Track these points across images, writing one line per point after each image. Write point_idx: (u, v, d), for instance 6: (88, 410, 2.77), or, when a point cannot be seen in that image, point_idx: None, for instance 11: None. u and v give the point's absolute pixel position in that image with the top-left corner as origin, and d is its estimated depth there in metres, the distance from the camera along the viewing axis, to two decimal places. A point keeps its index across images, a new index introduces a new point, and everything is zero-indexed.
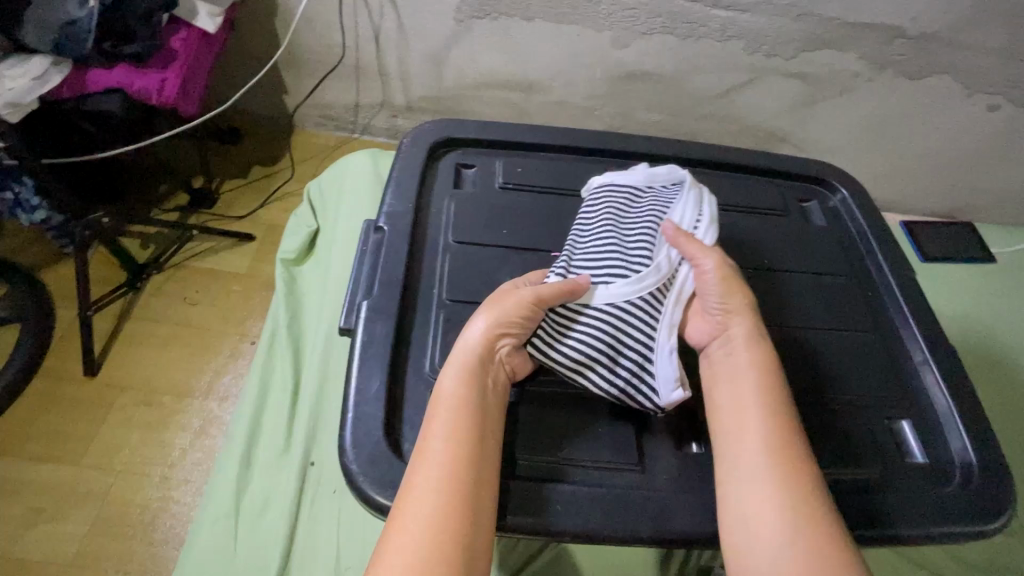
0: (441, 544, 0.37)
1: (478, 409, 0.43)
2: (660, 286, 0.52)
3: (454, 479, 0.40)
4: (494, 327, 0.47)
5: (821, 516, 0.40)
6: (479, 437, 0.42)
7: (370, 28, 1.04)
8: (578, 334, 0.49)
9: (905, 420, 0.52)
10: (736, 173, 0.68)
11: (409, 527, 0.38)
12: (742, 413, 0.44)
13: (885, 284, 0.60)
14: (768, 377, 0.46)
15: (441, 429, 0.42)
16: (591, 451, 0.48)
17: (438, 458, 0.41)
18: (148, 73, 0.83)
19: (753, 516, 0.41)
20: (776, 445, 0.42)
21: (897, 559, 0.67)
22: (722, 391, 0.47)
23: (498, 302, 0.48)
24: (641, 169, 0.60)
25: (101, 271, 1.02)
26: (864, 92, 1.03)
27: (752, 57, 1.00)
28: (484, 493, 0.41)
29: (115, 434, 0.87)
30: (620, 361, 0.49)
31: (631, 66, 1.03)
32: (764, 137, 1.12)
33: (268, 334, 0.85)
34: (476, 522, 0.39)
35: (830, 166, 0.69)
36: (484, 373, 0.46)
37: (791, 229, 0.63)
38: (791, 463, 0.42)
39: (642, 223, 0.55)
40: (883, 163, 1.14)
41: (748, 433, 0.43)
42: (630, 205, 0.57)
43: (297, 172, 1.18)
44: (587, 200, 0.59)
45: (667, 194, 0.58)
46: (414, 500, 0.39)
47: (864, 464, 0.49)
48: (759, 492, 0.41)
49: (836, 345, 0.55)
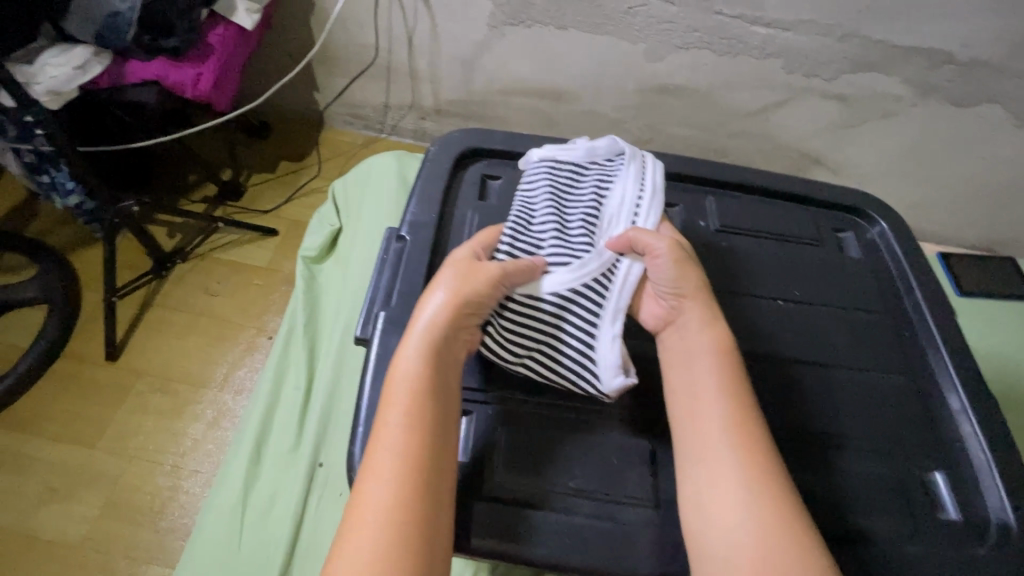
0: (402, 518, 0.38)
1: (434, 385, 0.43)
2: (604, 271, 0.52)
3: (412, 459, 0.40)
4: (458, 301, 0.47)
5: (771, 478, 0.42)
6: (436, 405, 0.43)
7: (404, 31, 1.04)
8: (526, 319, 0.50)
9: (939, 472, 0.50)
10: (767, 198, 0.65)
11: (371, 504, 0.38)
12: (700, 392, 0.46)
13: (923, 325, 0.57)
14: (723, 348, 0.48)
15: (398, 412, 0.42)
16: (575, 479, 0.47)
17: (395, 440, 0.41)
18: (183, 67, 0.84)
19: (710, 474, 0.43)
20: (732, 410, 0.45)
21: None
22: (681, 371, 0.48)
23: (463, 276, 0.48)
24: (582, 144, 0.59)
25: (128, 258, 1.04)
26: (906, 117, 0.99)
27: (790, 77, 0.97)
28: (442, 461, 0.41)
29: (131, 419, 0.88)
30: (557, 344, 0.49)
31: (664, 80, 1.02)
32: (798, 158, 1.09)
33: (286, 329, 0.86)
34: (437, 501, 0.40)
35: (869, 195, 0.66)
36: (443, 348, 0.45)
37: (826, 263, 0.60)
38: (746, 430, 0.44)
39: (584, 206, 0.55)
40: (920, 191, 1.10)
41: (703, 400, 0.46)
42: (570, 184, 0.57)
43: (324, 168, 1.19)
44: (529, 178, 0.58)
45: (609, 170, 0.58)
46: (372, 482, 0.39)
47: (888, 516, 0.47)
48: (721, 465, 0.43)
49: (864, 388, 0.53)
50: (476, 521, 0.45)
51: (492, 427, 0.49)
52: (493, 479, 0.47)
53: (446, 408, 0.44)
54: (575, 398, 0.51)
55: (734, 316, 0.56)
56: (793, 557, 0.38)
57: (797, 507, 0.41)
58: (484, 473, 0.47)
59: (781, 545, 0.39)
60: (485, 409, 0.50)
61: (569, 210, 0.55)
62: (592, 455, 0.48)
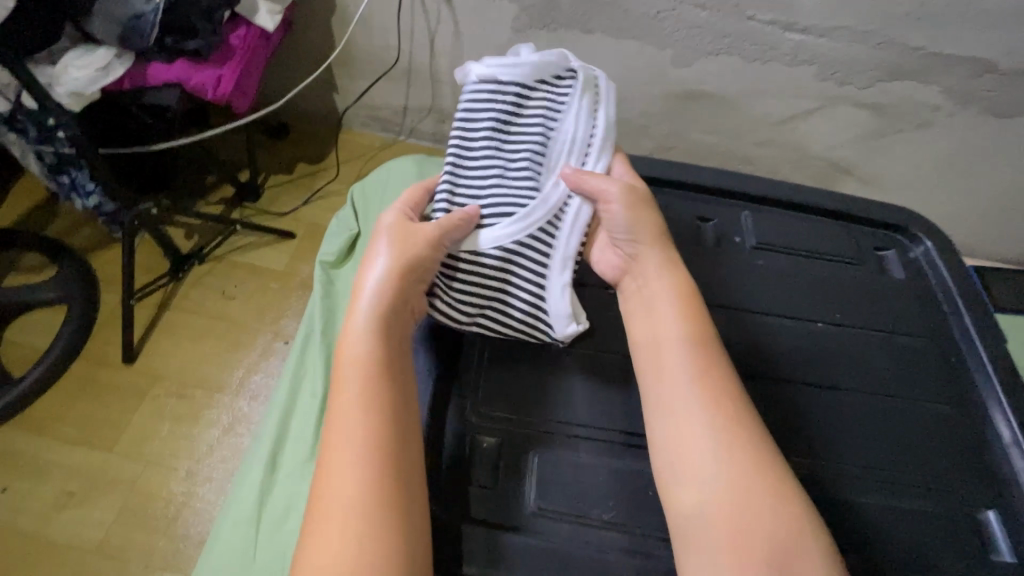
0: (372, 490, 0.42)
1: (385, 363, 0.48)
2: (552, 216, 0.55)
3: (375, 436, 0.44)
4: (399, 274, 0.50)
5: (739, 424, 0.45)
6: (389, 368, 0.48)
7: (425, 33, 1.02)
8: (477, 272, 0.54)
9: (990, 510, 0.47)
10: (804, 213, 0.63)
11: (341, 461, 0.43)
12: (668, 349, 0.49)
13: (973, 352, 0.55)
14: (683, 297, 0.51)
15: (355, 395, 0.45)
16: (564, 504, 0.47)
17: (355, 421, 0.44)
18: (205, 68, 0.82)
19: (681, 421, 0.46)
20: (697, 361, 0.48)
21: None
22: (648, 329, 0.51)
23: (398, 249, 0.51)
24: (526, 65, 0.58)
25: (146, 259, 1.04)
26: (943, 127, 0.95)
27: (822, 85, 0.94)
28: (402, 419, 0.46)
29: (147, 423, 0.88)
30: (507, 296, 0.54)
31: (691, 86, 0.99)
32: (827, 168, 1.06)
33: (303, 336, 0.85)
34: (404, 467, 0.44)
35: (912, 213, 0.63)
36: (389, 325, 0.49)
37: (868, 284, 0.58)
38: (712, 378, 0.47)
39: (527, 143, 0.57)
40: (955, 204, 1.06)
41: (670, 351, 0.49)
42: (513, 117, 0.57)
43: (342, 171, 1.18)
44: (471, 104, 0.58)
45: (555, 102, 0.59)
46: (340, 465, 0.43)
47: (935, 556, 0.45)
48: (689, 410, 0.46)
49: (909, 418, 0.50)
50: (507, 553, 0.45)
51: (523, 455, 0.50)
52: (523, 509, 0.47)
53: (398, 383, 0.48)
54: (603, 424, 0.51)
55: (773, 339, 0.53)
56: (763, 497, 0.42)
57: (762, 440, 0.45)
58: (514, 502, 0.47)
59: (754, 481, 0.42)
60: (510, 435, 0.50)
61: (512, 148, 0.56)
62: (620, 485, 0.48)
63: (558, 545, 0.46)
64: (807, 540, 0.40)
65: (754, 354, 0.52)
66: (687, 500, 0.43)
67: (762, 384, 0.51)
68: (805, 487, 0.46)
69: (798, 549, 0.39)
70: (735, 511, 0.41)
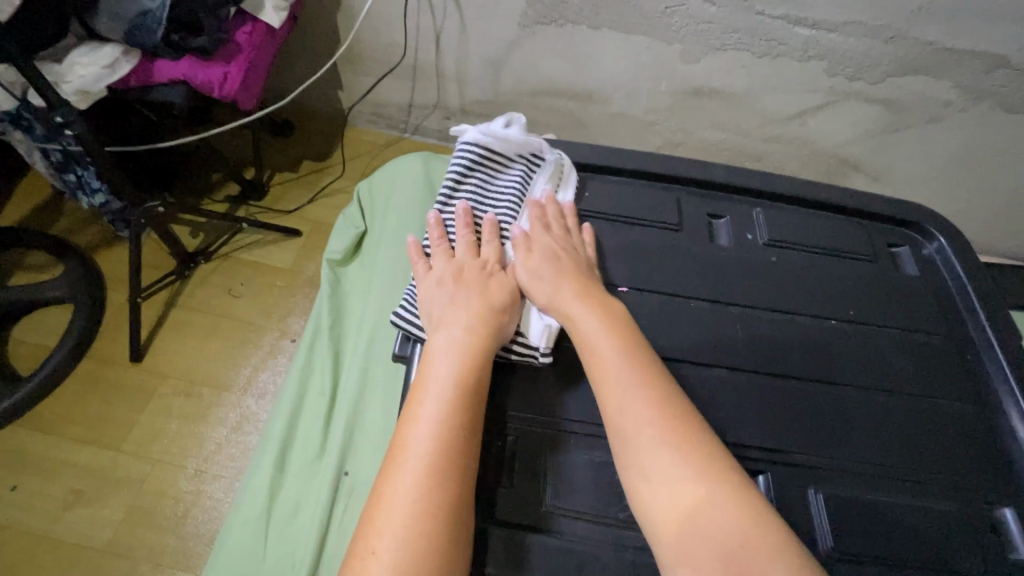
0: (426, 522, 0.39)
1: (468, 398, 0.44)
2: None
3: (443, 467, 0.41)
4: (486, 315, 0.49)
5: (695, 440, 0.42)
6: (476, 391, 0.45)
7: (432, 29, 1.01)
8: None
9: (1009, 508, 0.46)
10: (817, 209, 0.62)
11: (401, 483, 0.40)
12: (601, 361, 0.46)
13: (988, 348, 0.54)
14: (618, 324, 0.49)
15: (431, 417, 0.43)
16: (581, 502, 0.47)
17: (422, 445, 0.42)
18: (211, 66, 0.82)
19: (636, 445, 0.42)
20: (642, 378, 0.45)
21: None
22: (582, 347, 0.48)
23: (482, 292, 0.50)
24: (509, 139, 0.59)
25: (152, 258, 1.03)
26: (953, 123, 0.95)
27: (832, 80, 0.93)
28: (474, 449, 0.43)
29: (156, 422, 0.88)
30: None
31: (699, 82, 0.99)
32: (835, 163, 1.06)
33: (310, 333, 0.86)
34: (460, 509, 0.41)
35: (925, 209, 0.63)
36: (476, 359, 0.46)
37: (881, 280, 0.57)
38: (662, 396, 0.44)
39: (503, 208, 0.58)
40: (965, 199, 1.05)
41: (612, 374, 0.46)
42: (488, 189, 0.58)
43: (347, 169, 1.18)
44: (454, 158, 0.59)
45: (529, 172, 0.60)
46: (398, 488, 0.40)
47: (950, 554, 0.44)
48: (640, 432, 0.43)
49: (922, 414, 0.50)
50: (524, 552, 0.45)
51: (539, 453, 0.48)
52: (541, 509, 0.46)
53: (478, 419, 0.44)
54: None
55: (786, 336, 0.53)
56: (718, 504, 0.39)
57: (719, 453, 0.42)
58: (533, 501, 0.47)
59: (715, 495, 0.39)
60: (529, 433, 0.49)
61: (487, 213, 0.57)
62: None
63: (573, 545, 0.45)
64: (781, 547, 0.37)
65: (768, 352, 0.52)
66: (648, 523, 0.41)
67: (777, 382, 0.51)
68: (820, 484, 0.46)
69: (763, 558, 0.36)
70: (688, 520, 0.39)
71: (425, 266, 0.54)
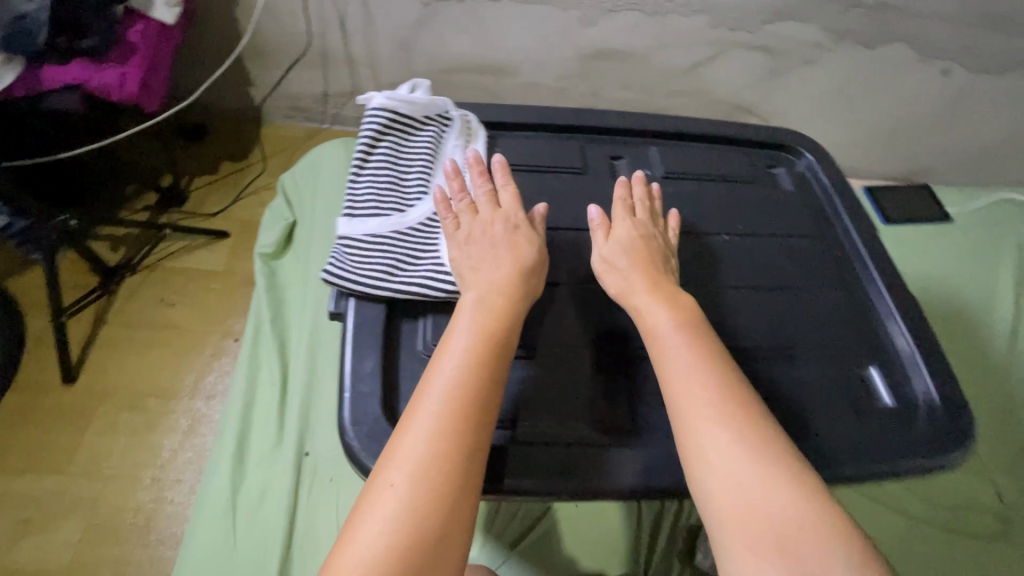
0: (438, 471, 0.38)
1: (489, 357, 0.43)
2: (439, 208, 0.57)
3: (456, 418, 0.40)
4: (515, 272, 0.49)
5: (757, 427, 0.41)
6: (498, 349, 0.44)
7: (336, 14, 1.02)
8: (372, 250, 0.54)
9: (873, 367, 0.56)
10: (704, 143, 0.69)
11: (417, 430, 0.40)
12: (666, 351, 0.46)
13: (851, 243, 0.63)
14: (686, 316, 0.48)
15: (448, 371, 0.42)
16: (525, 419, 0.51)
17: (437, 397, 0.41)
18: (104, 68, 0.79)
19: (697, 429, 0.41)
20: (705, 363, 0.44)
21: (856, 497, 0.76)
22: (648, 336, 0.48)
23: (510, 246, 0.51)
24: (417, 102, 0.62)
25: (72, 277, 0.99)
26: (826, 63, 1.06)
27: (717, 31, 1.02)
28: (495, 407, 0.42)
29: (101, 440, 0.86)
30: (405, 268, 0.53)
31: (600, 45, 1.04)
32: (732, 110, 1.15)
33: (253, 326, 0.86)
34: (474, 463, 0.39)
35: (794, 133, 0.71)
36: (497, 319, 0.46)
37: (761, 197, 0.65)
38: (725, 383, 0.43)
39: (418, 167, 0.60)
40: (845, 132, 1.18)
41: (681, 361, 0.45)
42: (403, 151, 0.61)
43: (269, 165, 1.17)
44: (364, 124, 0.61)
45: (440, 131, 0.62)
46: (411, 433, 0.40)
47: (833, 412, 0.52)
48: (704, 416, 0.41)
49: (804, 305, 0.58)
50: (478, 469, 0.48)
51: None
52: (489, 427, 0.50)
53: (497, 377, 0.43)
54: (549, 341, 0.54)
55: (686, 254, 0.60)
56: (776, 486, 0.38)
57: (780, 442, 0.40)
58: None
59: (777, 487, 0.38)
60: None
61: (404, 172, 0.59)
62: (569, 391, 0.52)
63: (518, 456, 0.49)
64: (845, 543, 0.35)
65: None
66: (701, 500, 0.40)
67: None
68: None
69: (817, 540, 0.35)
70: (751, 506, 0.37)
71: (453, 224, 0.53)
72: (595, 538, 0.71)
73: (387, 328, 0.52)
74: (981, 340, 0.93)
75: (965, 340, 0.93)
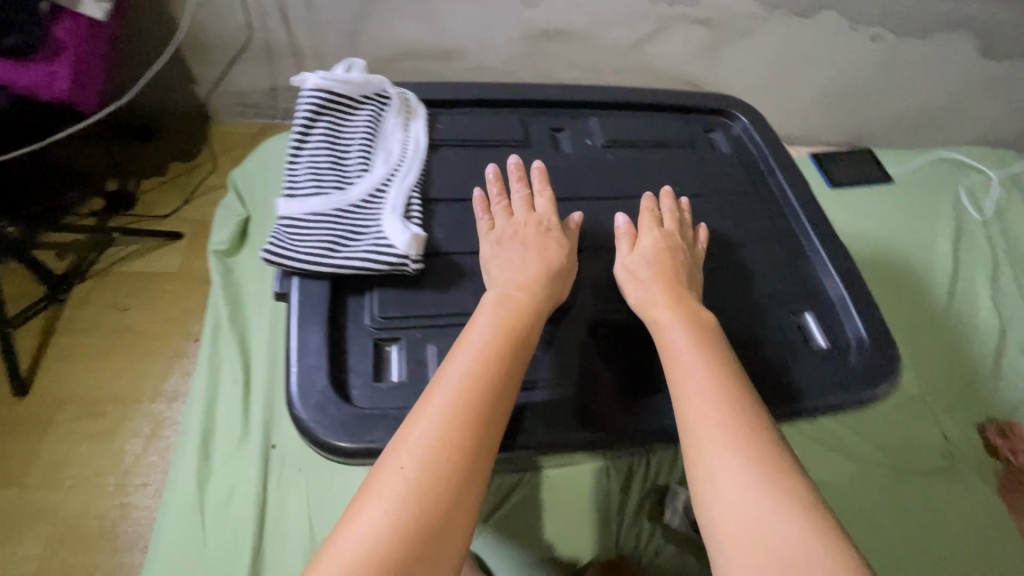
0: (445, 458, 0.38)
1: (504, 353, 0.44)
2: (379, 184, 0.57)
3: (466, 409, 0.40)
4: (538, 271, 0.51)
5: (768, 448, 0.40)
6: (513, 347, 0.45)
7: (275, 4, 1.00)
8: (313, 228, 0.54)
9: (808, 313, 0.59)
10: (643, 112, 0.71)
11: (428, 417, 0.40)
12: (681, 367, 0.45)
13: (784, 198, 0.66)
14: (705, 333, 0.48)
15: (461, 364, 0.43)
16: None
17: (450, 387, 0.41)
18: (32, 67, 0.77)
19: (708, 441, 0.41)
20: (719, 377, 0.44)
21: (810, 444, 0.80)
22: (664, 351, 0.48)
23: (540, 248, 0.53)
24: (352, 82, 0.62)
25: (17, 287, 0.96)
26: (763, 33, 1.09)
27: (657, 6, 1.04)
28: (506, 405, 0.42)
29: (60, 450, 0.84)
30: (347, 244, 0.53)
31: (545, 25, 1.06)
32: (679, 84, 1.17)
33: (210, 323, 0.85)
34: (481, 455, 0.39)
35: (729, 97, 0.74)
36: (512, 317, 0.47)
37: (699, 160, 0.68)
38: (739, 402, 0.42)
39: (358, 146, 0.60)
40: (788, 102, 1.22)
41: (693, 376, 0.44)
42: (341, 131, 0.61)
43: (220, 163, 1.15)
44: (300, 106, 0.61)
45: (377, 110, 0.63)
46: (422, 420, 0.40)
47: (772, 357, 0.55)
48: (714, 432, 0.41)
49: (741, 259, 0.61)
50: None
51: (422, 346, 0.51)
52: None
53: (511, 375, 0.43)
54: None
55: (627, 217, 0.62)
56: (784, 513, 0.36)
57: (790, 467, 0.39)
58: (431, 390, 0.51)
59: (783, 515, 0.36)
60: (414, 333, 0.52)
61: (343, 151, 0.60)
62: None
63: None
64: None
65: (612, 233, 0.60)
66: (705, 519, 0.39)
67: None
68: None
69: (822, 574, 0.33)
70: (756, 531, 0.36)
71: (488, 224, 0.56)
72: (571, 504, 0.72)
73: (333, 305, 0.53)
74: (921, 291, 0.98)
75: (907, 291, 0.98)
